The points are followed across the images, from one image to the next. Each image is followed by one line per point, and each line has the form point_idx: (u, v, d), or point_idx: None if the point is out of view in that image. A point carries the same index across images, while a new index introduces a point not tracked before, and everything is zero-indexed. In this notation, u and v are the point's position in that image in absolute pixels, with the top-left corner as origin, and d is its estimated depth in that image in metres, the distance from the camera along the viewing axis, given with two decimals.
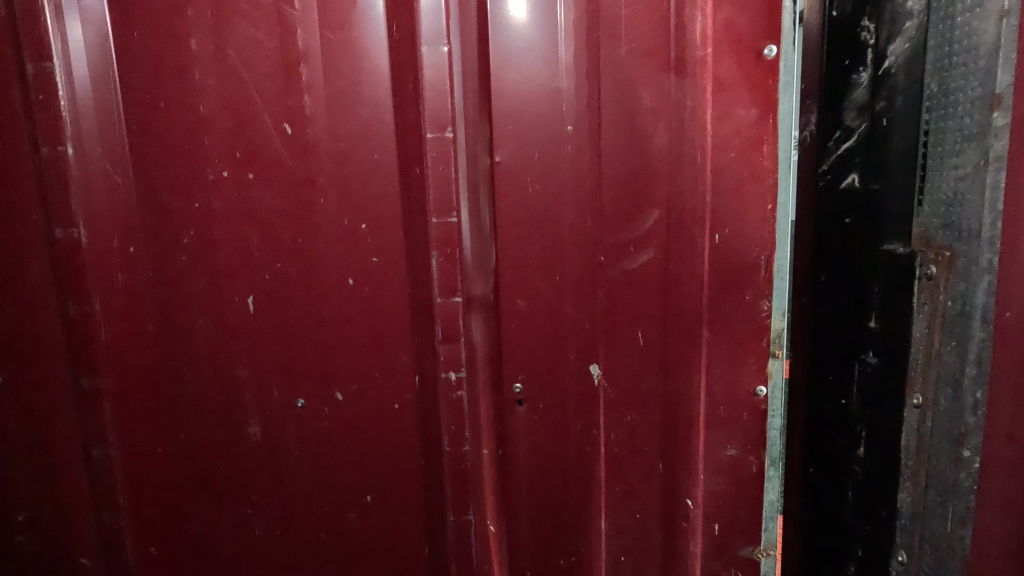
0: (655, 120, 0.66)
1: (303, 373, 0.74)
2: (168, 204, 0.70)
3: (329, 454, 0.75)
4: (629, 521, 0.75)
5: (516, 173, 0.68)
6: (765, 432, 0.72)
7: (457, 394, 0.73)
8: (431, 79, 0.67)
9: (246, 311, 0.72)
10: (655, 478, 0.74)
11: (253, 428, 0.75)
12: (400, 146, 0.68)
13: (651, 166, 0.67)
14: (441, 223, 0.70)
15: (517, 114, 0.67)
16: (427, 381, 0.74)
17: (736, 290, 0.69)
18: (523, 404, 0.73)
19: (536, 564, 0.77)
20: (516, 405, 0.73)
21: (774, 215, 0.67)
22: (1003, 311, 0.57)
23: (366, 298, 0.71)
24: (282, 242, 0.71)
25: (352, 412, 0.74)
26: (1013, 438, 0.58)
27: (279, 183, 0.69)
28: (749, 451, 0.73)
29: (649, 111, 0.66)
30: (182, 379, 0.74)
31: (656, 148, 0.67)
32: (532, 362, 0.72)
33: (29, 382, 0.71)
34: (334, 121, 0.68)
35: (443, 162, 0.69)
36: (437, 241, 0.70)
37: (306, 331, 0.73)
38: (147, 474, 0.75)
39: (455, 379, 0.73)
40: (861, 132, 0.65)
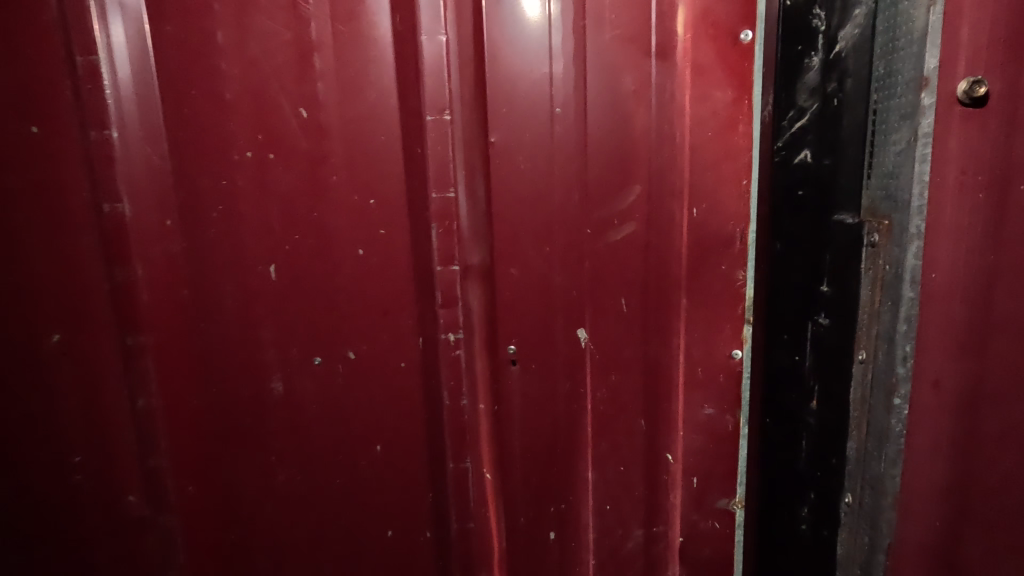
0: (637, 102, 0.72)
1: (319, 334, 0.82)
2: (199, 181, 0.78)
3: (342, 408, 0.84)
4: (614, 473, 0.82)
5: (509, 152, 0.75)
6: (741, 393, 0.78)
7: (455, 352, 0.81)
8: (430, 68, 0.74)
9: (268, 278, 0.81)
10: (637, 434, 0.81)
11: (275, 383, 0.84)
12: (404, 128, 0.75)
13: (634, 144, 0.73)
14: (440, 198, 0.77)
15: (510, 98, 0.73)
16: (429, 342, 0.81)
17: (712, 260, 0.74)
18: (516, 364, 0.80)
19: (529, 511, 0.85)
20: (510, 365, 0.80)
21: (748, 190, 0.72)
22: (930, 273, 0.68)
23: (375, 267, 0.79)
24: (300, 216, 0.79)
25: (363, 370, 0.82)
26: (938, 383, 0.70)
27: (296, 162, 0.77)
28: (725, 411, 0.79)
29: (631, 93, 0.72)
30: (213, 339, 0.83)
31: (639, 128, 0.72)
32: (524, 326, 0.79)
33: (81, 336, 0.79)
34: (344, 105, 0.75)
35: (441, 142, 0.76)
36: (438, 214, 0.78)
37: (321, 296, 0.81)
38: (186, 423, 0.84)
39: (453, 340, 0.81)
40: (814, 111, 0.69)
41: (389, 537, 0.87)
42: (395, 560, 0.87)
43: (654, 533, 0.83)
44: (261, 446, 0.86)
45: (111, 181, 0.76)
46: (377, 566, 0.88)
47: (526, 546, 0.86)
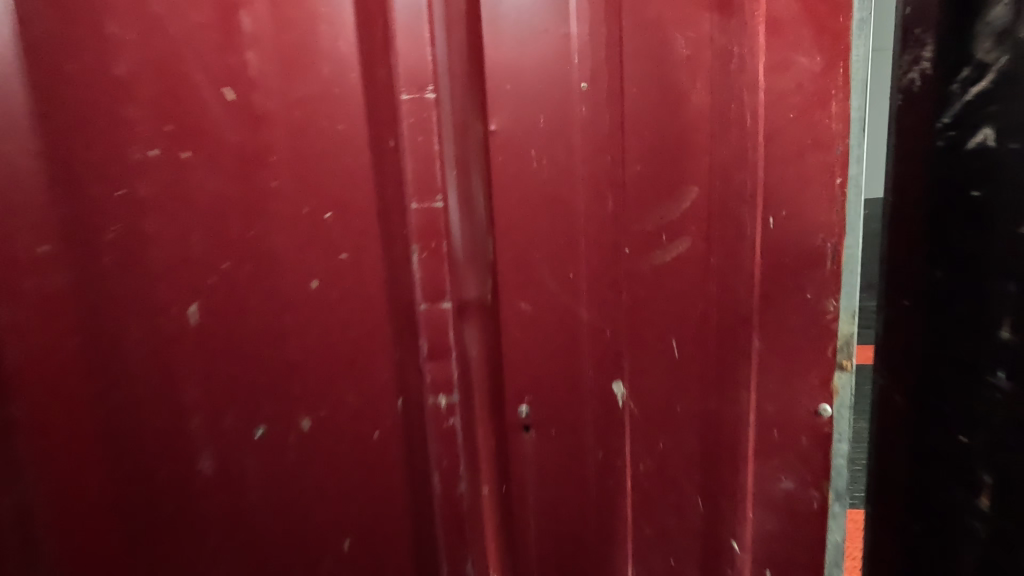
0: (693, 72, 0.52)
1: (262, 396, 0.60)
2: (85, 190, 0.55)
3: (297, 492, 0.62)
4: (662, 568, 0.62)
5: (517, 145, 0.54)
6: (830, 461, 0.58)
7: (448, 422, 0.60)
8: (405, 24, 0.54)
9: (189, 322, 0.59)
10: (692, 516, 0.61)
11: (203, 463, 0.62)
12: (370, 113, 0.54)
13: (690, 132, 0.53)
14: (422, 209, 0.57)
15: (515, 70, 0.53)
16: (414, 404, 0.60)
17: (794, 285, 0.55)
18: (531, 431, 0.60)
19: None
20: (522, 432, 0.60)
21: (843, 191, 0.53)
22: None
23: (335, 304, 0.58)
24: (229, 237, 0.57)
25: (323, 443, 0.61)
26: None
27: (221, 163, 0.56)
28: (809, 485, 0.59)
29: (685, 62, 0.52)
30: (118, 408, 0.59)
31: (696, 109, 0.52)
32: (540, 380, 0.59)
33: None
34: (286, 82, 0.54)
35: (422, 131, 0.55)
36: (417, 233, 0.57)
37: (262, 346, 0.59)
38: (87, 532, 0.59)
39: (445, 406, 0.60)
40: (1001, 67, 0.43)
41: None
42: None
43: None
44: (189, 547, 0.63)
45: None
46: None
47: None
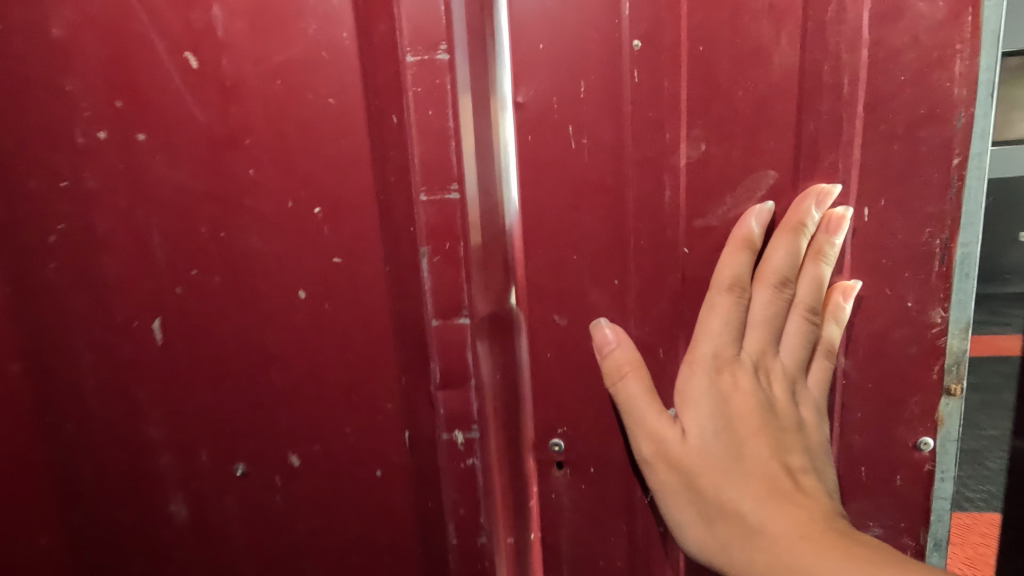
0: (779, 24, 0.41)
1: (242, 428, 0.50)
2: (23, 184, 0.46)
3: (285, 542, 0.53)
4: None
5: (550, 121, 0.44)
6: (929, 502, 0.49)
7: (466, 462, 0.48)
8: None
9: (154, 343, 0.49)
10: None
11: (176, 507, 0.52)
12: (368, 80, 0.43)
13: (772, 102, 0.42)
14: (433, 201, 0.44)
15: (549, 27, 0.42)
16: (427, 441, 0.49)
17: (889, 292, 0.45)
18: (564, 468, 0.50)
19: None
20: (555, 470, 0.50)
21: (962, 175, 0.42)
22: None
23: (329, 319, 0.48)
24: (196, 239, 0.47)
25: (316, 484, 0.51)
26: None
27: (185, 148, 0.45)
28: (903, 531, 0.49)
29: (769, 10, 0.40)
30: (70, 441, 0.51)
31: (781, 72, 0.41)
32: (577, 408, 0.49)
33: None
34: (261, 44, 0.43)
35: (434, 102, 0.43)
36: (428, 233, 0.45)
37: (240, 371, 0.49)
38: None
39: (463, 443, 0.47)
40: None
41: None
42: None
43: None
44: None
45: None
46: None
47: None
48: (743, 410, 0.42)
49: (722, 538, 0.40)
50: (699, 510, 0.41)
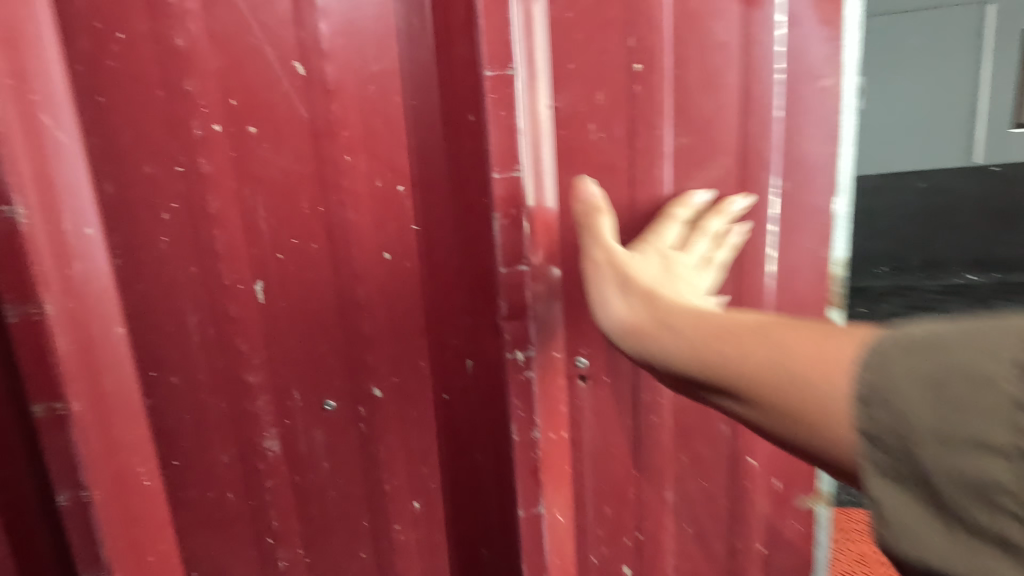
0: (727, 58, 0.60)
1: (330, 368, 0.61)
2: (139, 169, 0.54)
3: (366, 461, 0.65)
4: (694, 488, 0.72)
5: (577, 119, 0.59)
6: None
7: (525, 374, 0.60)
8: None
9: (255, 302, 0.58)
10: (720, 441, 0.71)
11: (270, 443, 0.62)
12: (444, 88, 0.57)
13: (723, 110, 0.62)
14: (505, 178, 0.56)
15: (577, 51, 0.58)
16: (491, 365, 0.61)
17: (799, 238, 0.66)
18: (586, 380, 0.66)
19: (599, 550, 0.71)
20: (578, 381, 0.66)
21: (836, 162, 0.64)
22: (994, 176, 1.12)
23: (408, 275, 0.61)
24: (297, 213, 0.57)
25: (394, 410, 0.64)
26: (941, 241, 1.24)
27: (291, 139, 0.56)
28: None
29: (721, 48, 0.60)
30: (173, 391, 0.60)
31: (729, 89, 0.61)
32: (597, 334, 0.64)
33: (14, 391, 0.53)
34: (359, 58, 0.55)
35: (504, 106, 0.54)
36: (500, 201, 0.56)
37: (329, 321, 0.60)
38: (140, 514, 0.59)
39: (523, 360, 0.60)
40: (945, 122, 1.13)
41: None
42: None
43: (734, 544, 0.74)
44: (257, 527, 0.64)
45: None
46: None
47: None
48: (664, 267, 0.55)
49: (642, 311, 0.45)
50: (626, 296, 0.47)
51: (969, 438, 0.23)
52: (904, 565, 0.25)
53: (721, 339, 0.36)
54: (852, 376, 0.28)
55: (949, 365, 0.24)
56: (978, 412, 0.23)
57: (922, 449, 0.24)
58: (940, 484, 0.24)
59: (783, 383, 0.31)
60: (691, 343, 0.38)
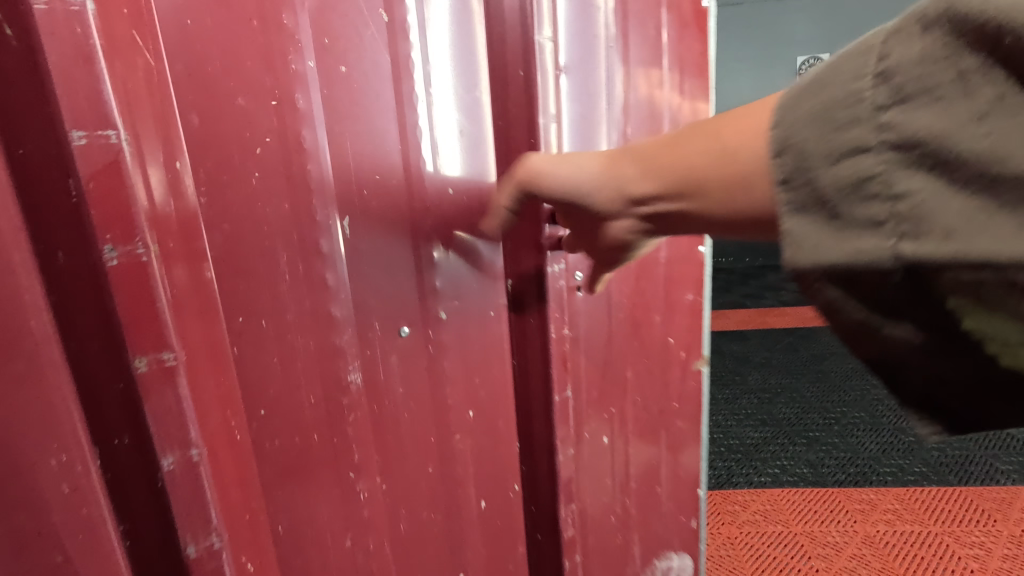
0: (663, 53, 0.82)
1: (404, 297, 0.62)
2: (233, 102, 0.51)
3: (435, 385, 0.67)
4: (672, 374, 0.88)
5: (582, 82, 0.71)
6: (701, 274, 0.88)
7: (559, 283, 0.72)
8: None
9: (339, 235, 0.58)
10: (655, 329, 0.84)
11: (353, 375, 0.61)
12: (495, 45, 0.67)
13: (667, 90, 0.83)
14: (545, 123, 0.67)
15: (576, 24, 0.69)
16: (530, 280, 0.71)
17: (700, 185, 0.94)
18: (582, 291, 0.74)
19: (595, 426, 0.79)
20: (577, 293, 0.73)
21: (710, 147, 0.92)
22: None
23: (467, 208, 0.66)
24: (378, 148, 0.59)
25: (457, 331, 0.67)
26: None
27: (375, 80, 0.58)
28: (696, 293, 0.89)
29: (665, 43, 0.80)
30: (260, 335, 0.56)
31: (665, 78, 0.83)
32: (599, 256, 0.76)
33: (105, 347, 0.46)
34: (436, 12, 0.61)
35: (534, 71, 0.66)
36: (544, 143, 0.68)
37: (403, 250, 0.62)
38: (233, 474, 0.54)
39: (558, 270, 0.71)
40: None
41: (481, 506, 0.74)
42: (483, 531, 0.75)
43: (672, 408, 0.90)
44: (339, 466, 0.62)
45: (70, 84, 0.42)
46: (478, 552, 0.75)
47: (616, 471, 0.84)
48: (622, 151, 0.56)
49: (620, 168, 0.55)
50: (598, 163, 0.57)
51: (846, 149, 0.39)
52: (805, 270, 0.42)
53: (720, 148, 0.47)
54: (767, 138, 0.44)
55: (834, 100, 0.40)
56: (853, 127, 0.39)
57: (816, 168, 0.40)
58: (830, 192, 0.40)
59: (709, 166, 0.48)
60: (658, 175, 0.52)
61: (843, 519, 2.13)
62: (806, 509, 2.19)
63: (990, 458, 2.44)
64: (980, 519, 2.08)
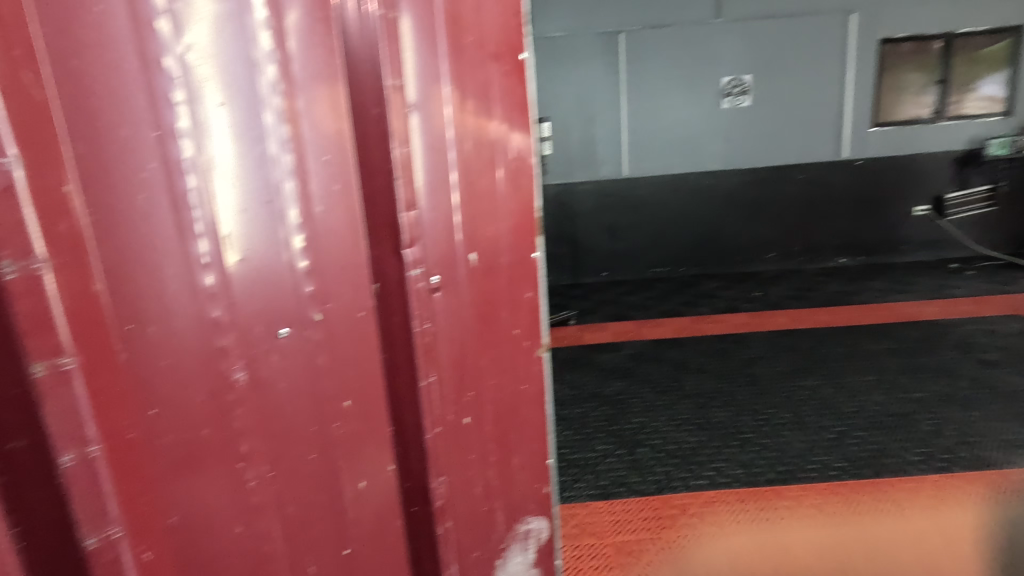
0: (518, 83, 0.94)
1: (282, 303, 0.70)
2: (117, 132, 0.57)
3: (316, 382, 0.75)
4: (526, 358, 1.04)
5: (436, 117, 0.83)
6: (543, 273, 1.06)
7: (420, 285, 0.85)
8: (362, 39, 0.75)
9: (223, 251, 0.65)
10: (507, 322, 1.00)
11: (238, 374, 0.68)
12: (365, 85, 0.77)
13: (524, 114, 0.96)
14: (401, 152, 0.80)
15: (429, 69, 0.81)
16: (396, 283, 0.84)
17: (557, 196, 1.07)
18: (438, 292, 0.87)
19: (456, 408, 0.94)
20: (433, 294, 0.87)
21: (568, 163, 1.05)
22: None
23: (340, 225, 0.74)
24: (258, 177, 0.66)
25: (333, 332, 0.76)
26: None
27: (250, 117, 0.64)
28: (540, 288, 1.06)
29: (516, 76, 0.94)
30: (147, 342, 0.62)
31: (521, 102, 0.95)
32: (453, 264, 0.88)
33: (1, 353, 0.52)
34: (303, 62, 0.69)
35: (397, 110, 0.79)
36: (398, 166, 0.80)
37: (280, 259, 0.69)
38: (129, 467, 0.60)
39: (419, 275, 0.85)
40: None
41: (360, 488, 0.83)
42: (367, 511, 0.84)
43: (527, 388, 1.06)
44: (227, 456, 0.68)
45: None
46: (360, 528, 0.83)
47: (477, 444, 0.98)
48: None
49: None
50: None
51: None
52: None
53: None
54: None
55: None
56: None
57: None
58: None
59: None
60: None
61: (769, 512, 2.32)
62: (740, 509, 2.35)
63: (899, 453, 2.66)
64: (893, 507, 2.30)
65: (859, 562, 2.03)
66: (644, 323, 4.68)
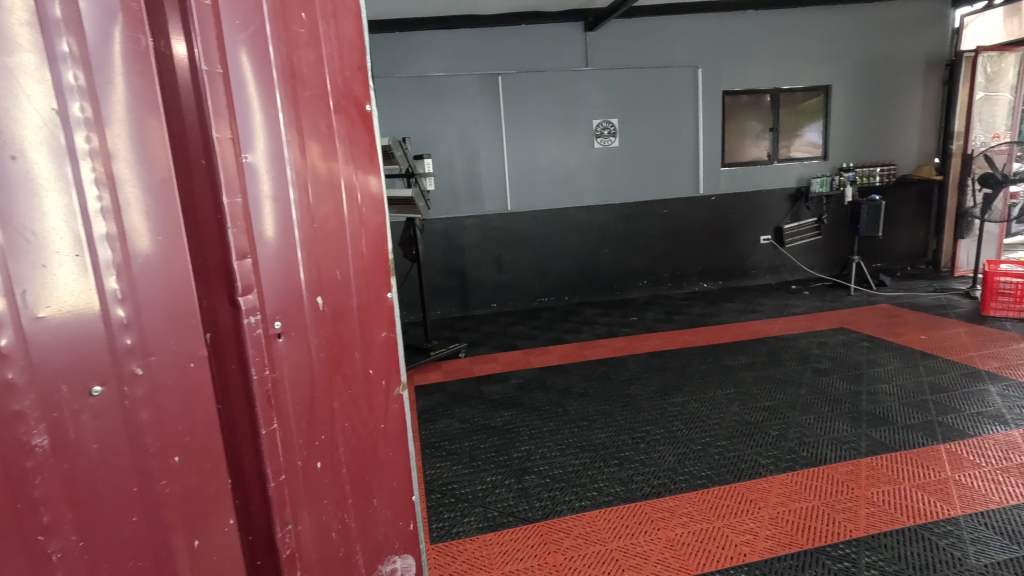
0: (355, 136, 1.00)
1: (96, 359, 0.67)
2: None
3: (138, 440, 0.72)
4: (374, 397, 1.07)
5: (271, 168, 0.85)
6: (391, 314, 1.11)
7: (258, 332, 0.85)
8: (187, 89, 0.75)
9: (21, 306, 0.61)
10: (355, 364, 1.02)
11: (39, 439, 0.63)
12: (191, 136, 0.76)
13: (361, 165, 1.02)
14: (233, 202, 0.80)
15: (263, 123, 0.83)
16: (231, 332, 0.82)
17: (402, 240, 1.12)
18: (281, 337, 0.88)
19: (304, 453, 0.93)
20: (275, 339, 0.87)
21: None
22: None
23: (163, 276, 0.74)
24: (64, 231, 0.64)
25: (154, 385, 0.73)
26: None
27: (56, 172, 0.63)
28: (389, 328, 1.10)
29: (353, 130, 1.00)
30: None
31: (358, 155, 1.01)
32: (294, 310, 0.89)
33: None
34: (121, 117, 0.69)
35: (225, 159, 0.79)
36: (231, 217, 0.80)
37: (92, 310, 0.67)
38: None
39: (256, 321, 0.84)
40: None
41: (195, 545, 0.80)
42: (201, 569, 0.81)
43: (377, 426, 1.08)
44: (24, 529, 0.63)
45: None
46: None
47: (327, 488, 0.98)
48: None
49: None
50: None
51: None
52: None
53: None
54: None
55: None
56: None
57: None
58: None
59: None
60: None
61: (645, 525, 2.48)
62: (619, 525, 2.49)
63: (749, 457, 3.00)
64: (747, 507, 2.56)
65: (722, 561, 2.24)
66: (529, 353, 4.82)
